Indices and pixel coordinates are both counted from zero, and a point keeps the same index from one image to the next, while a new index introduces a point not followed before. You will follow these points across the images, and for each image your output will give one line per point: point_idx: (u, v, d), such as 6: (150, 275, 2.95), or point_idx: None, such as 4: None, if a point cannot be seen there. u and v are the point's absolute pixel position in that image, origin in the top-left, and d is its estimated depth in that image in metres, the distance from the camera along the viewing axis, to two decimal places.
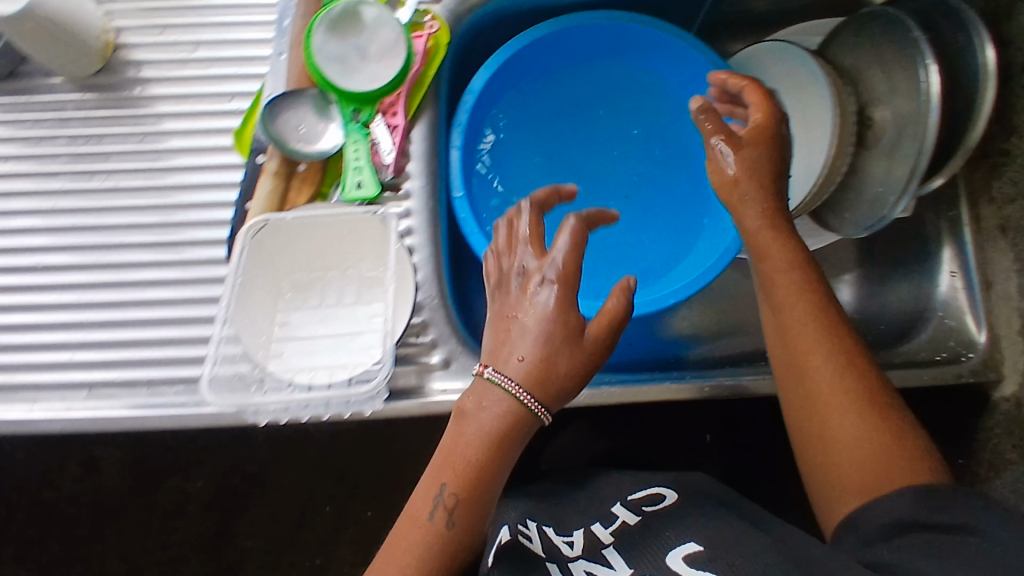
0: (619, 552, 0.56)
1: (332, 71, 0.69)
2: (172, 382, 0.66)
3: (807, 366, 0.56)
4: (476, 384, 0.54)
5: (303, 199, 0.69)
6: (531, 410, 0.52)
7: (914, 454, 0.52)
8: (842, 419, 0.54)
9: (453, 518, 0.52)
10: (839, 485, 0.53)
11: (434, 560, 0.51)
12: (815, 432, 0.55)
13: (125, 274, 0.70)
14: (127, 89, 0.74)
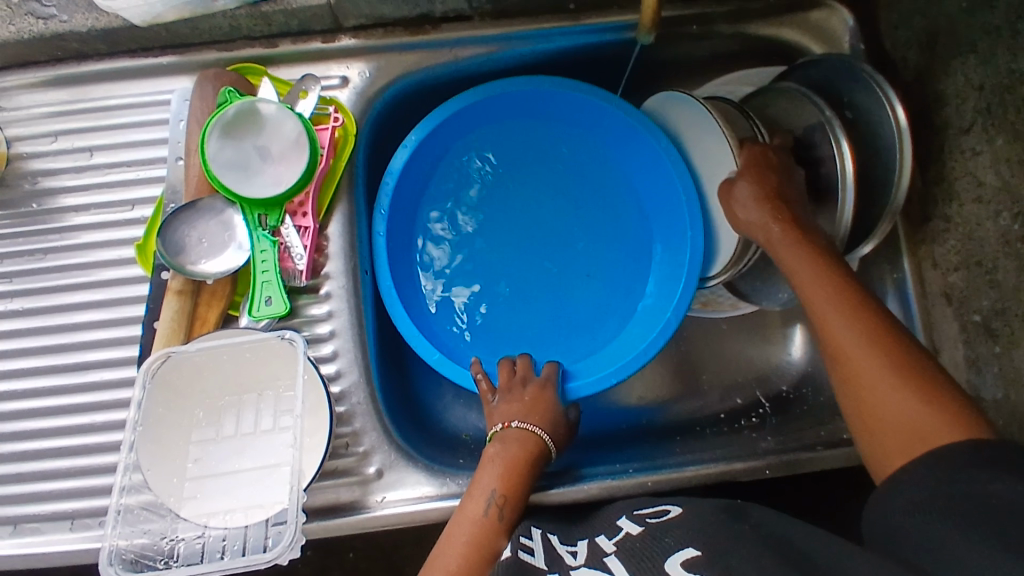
0: (620, 562, 0.52)
1: (230, 177, 0.66)
2: (96, 514, 0.65)
3: (834, 344, 0.55)
4: (504, 499, 0.60)
5: (215, 314, 0.65)
6: (547, 443, 0.65)
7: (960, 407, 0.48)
8: (876, 374, 0.52)
9: (495, 510, 0.59)
10: (890, 451, 0.49)
11: (480, 548, 0.57)
12: (860, 407, 0.52)
13: (41, 401, 0.68)
14: (24, 204, 0.70)
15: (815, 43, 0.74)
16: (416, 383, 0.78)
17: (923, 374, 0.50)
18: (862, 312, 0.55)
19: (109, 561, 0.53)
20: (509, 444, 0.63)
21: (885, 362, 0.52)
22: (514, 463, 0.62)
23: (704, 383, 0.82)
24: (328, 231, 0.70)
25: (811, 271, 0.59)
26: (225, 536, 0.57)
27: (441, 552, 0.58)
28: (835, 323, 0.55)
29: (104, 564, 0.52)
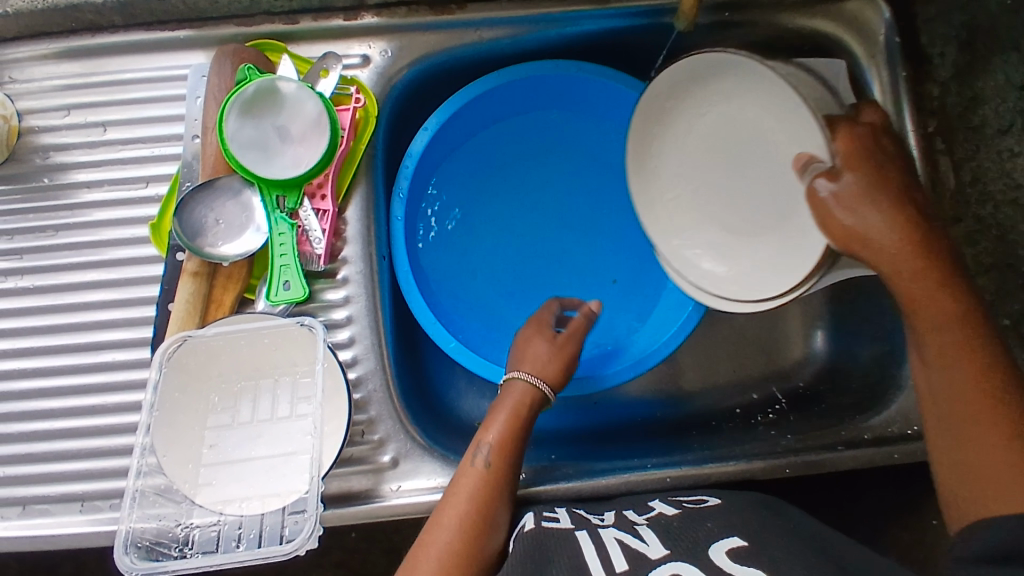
0: (654, 532, 0.51)
1: (248, 156, 0.64)
2: (107, 496, 0.65)
3: (970, 404, 0.49)
4: (495, 445, 0.60)
5: (231, 297, 0.64)
6: (534, 387, 0.64)
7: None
8: (986, 448, 0.48)
9: (487, 460, 0.59)
10: (985, 499, 0.47)
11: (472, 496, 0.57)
12: (960, 461, 0.49)
13: (53, 382, 0.67)
14: (35, 179, 0.69)
15: (851, 34, 0.72)
16: (431, 371, 0.77)
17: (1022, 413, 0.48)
18: (986, 356, 0.50)
19: (123, 549, 0.52)
20: (511, 395, 0.64)
21: (986, 404, 0.49)
22: (515, 417, 0.62)
23: (720, 377, 0.82)
24: (346, 215, 0.69)
25: (933, 307, 0.53)
26: (241, 523, 0.56)
27: (447, 513, 0.56)
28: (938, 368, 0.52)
29: (119, 553, 0.52)
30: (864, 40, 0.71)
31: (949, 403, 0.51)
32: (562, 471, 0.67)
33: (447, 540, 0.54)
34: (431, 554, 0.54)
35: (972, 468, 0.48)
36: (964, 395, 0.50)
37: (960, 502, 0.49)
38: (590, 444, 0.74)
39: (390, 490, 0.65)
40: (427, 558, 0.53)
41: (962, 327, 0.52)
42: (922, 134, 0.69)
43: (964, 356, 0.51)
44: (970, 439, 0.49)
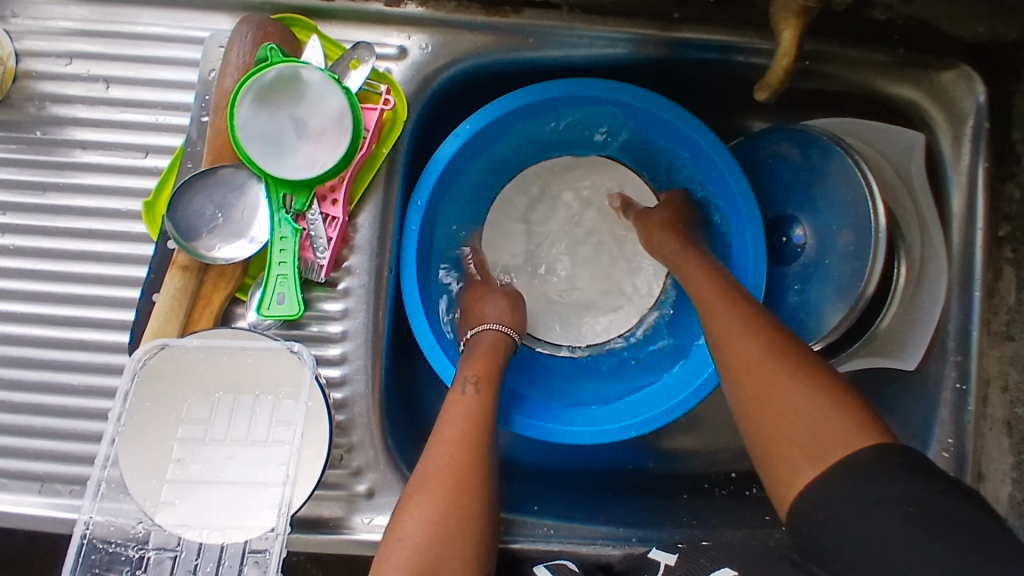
0: None
1: (258, 147, 0.58)
2: (69, 480, 0.61)
3: (727, 359, 0.53)
4: (473, 376, 0.60)
5: (220, 298, 0.59)
6: (497, 331, 0.67)
7: (865, 411, 0.46)
8: (776, 394, 0.48)
9: (478, 389, 0.59)
10: (773, 432, 0.48)
11: (465, 421, 0.56)
12: (758, 419, 0.49)
13: (21, 351, 0.62)
14: (28, 130, 0.64)
15: (935, 105, 0.66)
16: (421, 390, 0.73)
17: (808, 363, 0.50)
18: (763, 341, 0.52)
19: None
20: (478, 346, 0.65)
21: (773, 362, 0.50)
22: (491, 353, 0.64)
23: (721, 440, 0.78)
24: (357, 222, 0.63)
25: (707, 287, 0.60)
26: (199, 553, 0.53)
27: (446, 435, 0.55)
28: (741, 341, 0.53)
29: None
30: (950, 118, 0.66)
31: (728, 364, 0.53)
32: (543, 529, 0.64)
33: (446, 456, 0.54)
34: (438, 471, 0.53)
35: (762, 416, 0.49)
36: (754, 358, 0.51)
37: (771, 458, 0.48)
38: (577, 491, 0.71)
39: (361, 524, 0.62)
40: (431, 477, 0.52)
41: (744, 315, 0.55)
42: (990, 238, 0.64)
43: (726, 336, 0.54)
44: (766, 390, 0.49)
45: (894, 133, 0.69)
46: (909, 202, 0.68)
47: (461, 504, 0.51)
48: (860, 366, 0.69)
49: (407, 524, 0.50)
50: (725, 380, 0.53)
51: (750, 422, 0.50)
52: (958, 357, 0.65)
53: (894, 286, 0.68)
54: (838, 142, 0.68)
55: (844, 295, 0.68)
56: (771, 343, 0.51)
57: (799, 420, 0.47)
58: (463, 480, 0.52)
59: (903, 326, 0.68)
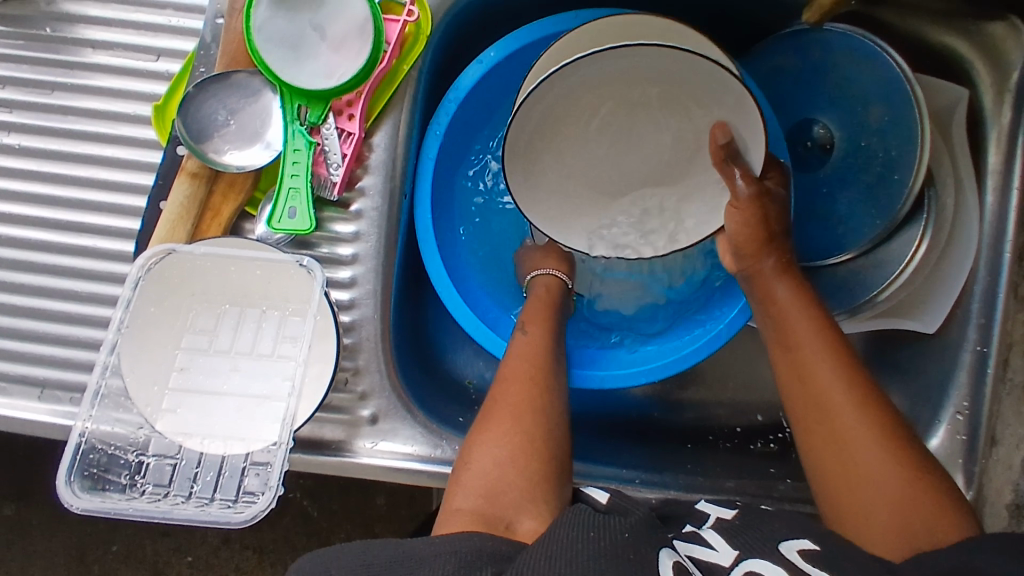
0: (718, 535, 0.47)
1: (274, 53, 0.56)
2: (69, 388, 0.60)
3: (829, 420, 0.52)
4: (534, 323, 0.62)
5: (228, 211, 0.58)
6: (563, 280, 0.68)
7: (947, 494, 0.48)
8: (873, 477, 0.49)
9: (526, 331, 0.61)
10: (860, 496, 0.49)
11: (529, 355, 0.59)
12: (845, 484, 0.50)
13: (23, 254, 0.61)
14: (39, 27, 0.62)
15: (976, 55, 0.63)
16: (430, 325, 0.72)
17: (902, 440, 0.50)
18: (869, 411, 0.51)
19: (66, 479, 0.49)
20: (535, 290, 0.67)
21: (881, 448, 0.50)
22: (547, 299, 0.66)
23: (728, 395, 0.76)
24: (373, 141, 0.61)
25: (809, 336, 0.56)
26: (200, 462, 0.52)
27: (509, 373, 0.57)
28: (840, 407, 0.52)
29: (60, 483, 0.49)
30: (995, 71, 0.62)
31: (822, 439, 0.52)
32: None
33: (513, 393, 0.55)
34: (503, 403, 0.54)
35: (848, 481, 0.50)
36: (860, 453, 0.50)
37: (852, 507, 0.49)
38: (581, 433, 0.70)
39: (363, 448, 0.61)
40: (500, 405, 0.54)
41: (853, 389, 0.52)
42: None
43: (828, 414, 0.52)
44: (868, 489, 0.49)
45: (940, 85, 0.65)
46: (947, 160, 0.65)
47: (526, 430, 0.52)
48: (879, 326, 0.70)
49: (478, 451, 0.51)
50: (813, 439, 0.53)
51: (832, 481, 0.51)
52: (982, 320, 0.63)
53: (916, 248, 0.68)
54: (905, 77, 0.62)
55: (854, 243, 0.68)
56: (868, 423, 0.51)
57: (900, 507, 0.47)
58: (518, 421, 0.52)
59: (922, 288, 0.67)
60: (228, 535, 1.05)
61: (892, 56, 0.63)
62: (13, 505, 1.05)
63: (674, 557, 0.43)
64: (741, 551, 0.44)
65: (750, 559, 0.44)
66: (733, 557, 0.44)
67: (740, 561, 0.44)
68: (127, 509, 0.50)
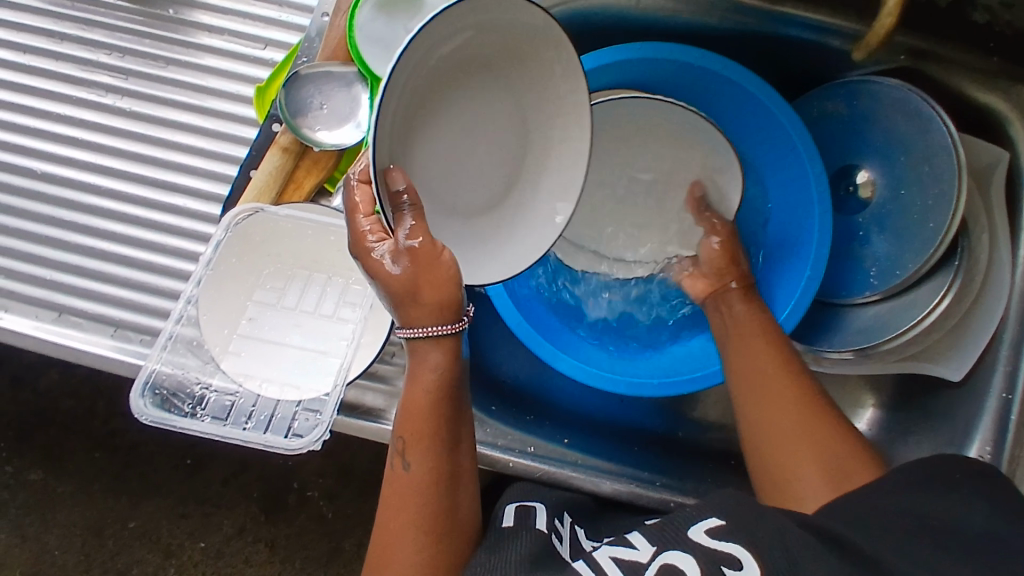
0: (644, 535, 0.46)
1: (372, 50, 0.63)
2: (141, 330, 0.65)
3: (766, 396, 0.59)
4: (404, 442, 0.52)
5: (310, 184, 0.64)
6: (444, 334, 0.51)
7: (863, 450, 0.55)
8: (805, 448, 0.55)
9: (407, 460, 0.52)
10: (793, 469, 0.55)
11: (417, 501, 0.51)
12: (782, 458, 0.56)
13: (117, 206, 0.68)
14: (162, 8, 0.71)
15: (1018, 114, 0.65)
16: (475, 322, 0.75)
17: (826, 412, 0.58)
18: (800, 387, 0.59)
19: (139, 395, 0.54)
20: (417, 375, 0.52)
21: (816, 418, 0.57)
22: (434, 397, 0.51)
23: None
24: None
25: (756, 343, 0.63)
26: (256, 402, 0.57)
27: (393, 515, 0.52)
28: (774, 386, 0.59)
29: (133, 399, 0.53)
30: None
31: (762, 419, 0.59)
32: (571, 459, 0.66)
33: (406, 544, 0.51)
34: (394, 554, 0.51)
35: (786, 451, 0.56)
36: (794, 422, 0.57)
37: (787, 477, 0.55)
38: (607, 439, 0.72)
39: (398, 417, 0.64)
40: (393, 561, 0.51)
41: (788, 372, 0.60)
42: None
43: (769, 391, 0.59)
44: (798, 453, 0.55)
45: (978, 143, 0.67)
46: (984, 213, 0.67)
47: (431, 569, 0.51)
48: (905, 368, 0.71)
49: None
50: (754, 418, 0.59)
51: (773, 453, 0.57)
52: (1009, 365, 0.65)
53: (945, 295, 0.68)
54: (953, 144, 0.65)
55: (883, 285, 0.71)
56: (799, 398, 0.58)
57: (823, 457, 0.54)
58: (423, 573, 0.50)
59: (952, 335, 0.68)
60: (243, 526, 1.10)
61: (943, 120, 0.65)
62: (43, 469, 1.11)
63: None
64: (660, 545, 0.43)
65: (667, 551, 0.42)
66: (650, 553, 0.43)
67: (658, 555, 0.43)
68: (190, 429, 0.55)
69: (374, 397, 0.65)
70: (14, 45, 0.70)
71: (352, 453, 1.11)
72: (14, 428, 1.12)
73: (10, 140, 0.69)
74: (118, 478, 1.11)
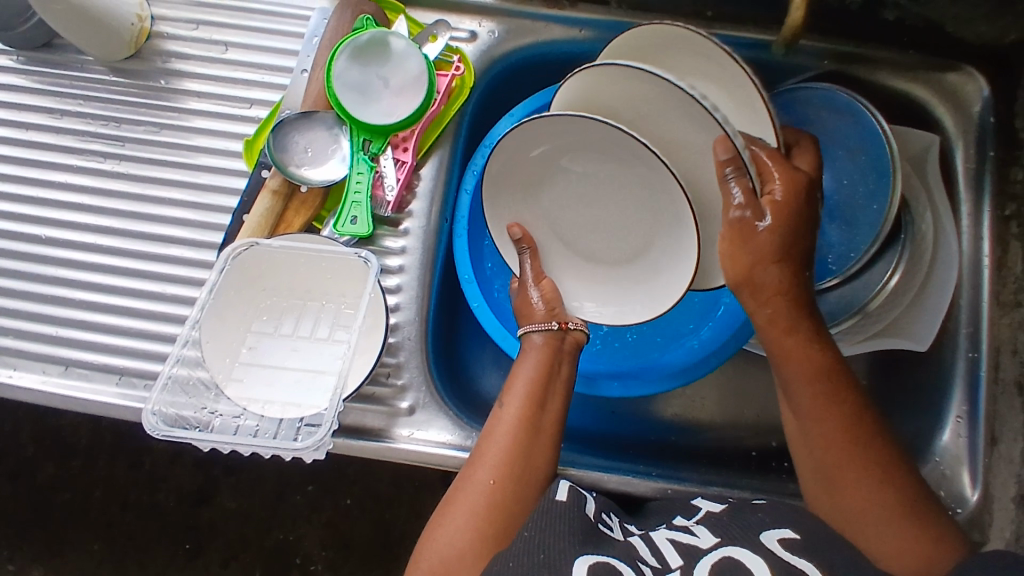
0: (705, 527, 0.57)
1: (348, 97, 0.69)
2: (144, 376, 0.68)
3: (832, 448, 0.59)
4: (503, 424, 0.62)
5: (299, 221, 0.68)
6: (552, 333, 0.67)
7: (930, 530, 0.56)
8: (866, 509, 0.57)
9: (505, 404, 0.64)
10: (854, 520, 0.57)
11: (505, 475, 0.60)
12: (838, 506, 0.58)
13: (116, 261, 0.72)
14: (153, 79, 0.76)
15: (942, 101, 0.73)
16: (459, 347, 0.78)
17: (896, 481, 0.58)
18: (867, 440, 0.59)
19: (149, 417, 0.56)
20: (528, 354, 0.66)
21: (882, 486, 0.57)
22: (537, 379, 0.65)
23: (746, 417, 0.80)
24: (421, 172, 0.72)
25: (827, 389, 0.60)
26: (259, 423, 0.59)
27: (476, 478, 0.60)
28: (844, 438, 0.59)
29: (144, 419, 0.56)
30: (959, 114, 0.72)
31: (822, 466, 0.59)
32: (567, 461, 0.69)
33: (481, 500, 0.59)
34: (468, 514, 0.59)
35: (846, 500, 0.58)
36: (860, 482, 0.57)
37: (844, 519, 0.58)
38: (599, 447, 0.75)
39: (399, 434, 0.67)
40: (465, 514, 0.59)
41: (857, 429, 0.59)
42: (997, 217, 0.70)
43: (837, 442, 0.59)
44: (859, 510, 0.57)
45: (911, 131, 0.74)
46: (922, 192, 0.73)
47: (489, 535, 0.58)
48: (876, 346, 0.74)
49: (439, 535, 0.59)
50: (814, 457, 0.60)
51: (828, 493, 0.59)
52: (970, 329, 0.70)
53: (892, 273, 0.73)
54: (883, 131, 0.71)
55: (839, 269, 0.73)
56: (869, 461, 0.58)
57: (886, 524, 0.56)
58: (489, 527, 0.58)
59: (910, 307, 0.73)
60: None
61: (875, 115, 0.71)
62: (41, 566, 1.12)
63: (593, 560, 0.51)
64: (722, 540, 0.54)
65: (729, 547, 0.53)
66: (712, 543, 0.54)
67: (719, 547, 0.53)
68: (200, 443, 0.56)
69: (376, 417, 0.67)
70: (13, 123, 0.76)
71: (351, 522, 1.12)
72: (13, 516, 1.14)
73: (14, 211, 0.73)
74: (120, 558, 1.12)
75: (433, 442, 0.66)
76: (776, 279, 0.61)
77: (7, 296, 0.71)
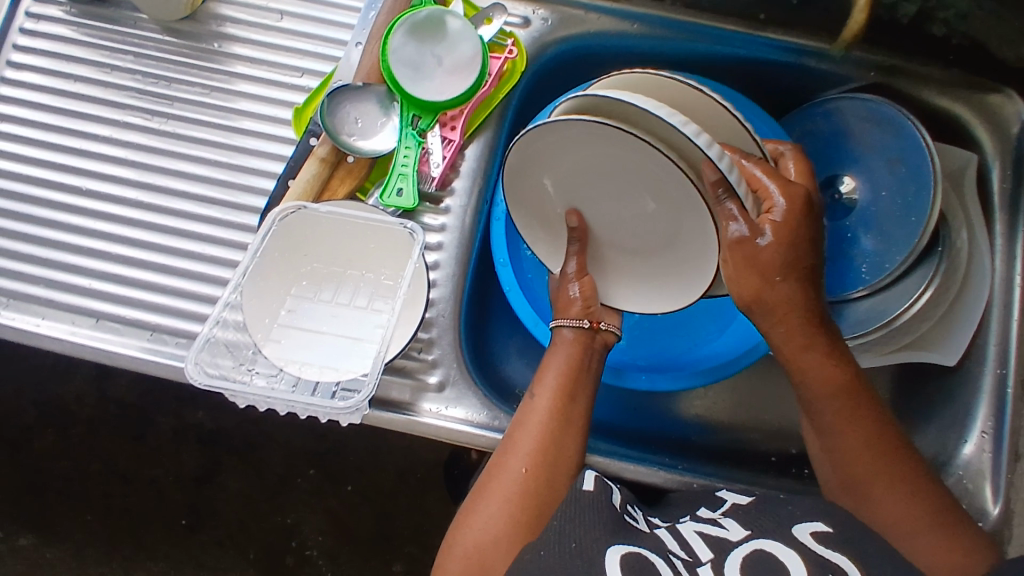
0: (733, 519, 0.57)
1: (402, 72, 0.70)
2: (176, 334, 0.68)
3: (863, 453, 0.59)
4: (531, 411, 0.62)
5: (343, 191, 0.69)
6: (586, 329, 0.66)
7: (963, 533, 0.56)
8: (896, 511, 0.57)
9: (535, 394, 0.64)
10: (885, 521, 0.57)
11: (535, 459, 0.60)
12: (868, 509, 0.58)
13: (154, 219, 0.72)
14: (206, 42, 0.77)
15: (980, 121, 0.73)
16: (488, 330, 0.78)
17: (926, 487, 0.58)
18: (894, 448, 0.59)
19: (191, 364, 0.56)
20: (560, 346, 0.66)
21: (912, 490, 0.58)
22: (569, 367, 0.65)
23: (766, 421, 0.81)
24: (466, 152, 0.72)
25: (855, 399, 0.60)
26: (297, 383, 0.59)
27: (508, 463, 0.60)
28: (873, 446, 0.59)
29: (187, 365, 0.56)
30: (997, 134, 0.73)
31: (849, 470, 0.59)
32: (593, 448, 0.69)
33: (514, 485, 0.59)
34: (501, 499, 0.59)
35: (877, 505, 0.58)
36: (889, 487, 0.58)
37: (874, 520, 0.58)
38: (622, 438, 0.75)
39: (426, 409, 0.67)
40: (500, 496, 0.59)
41: (885, 436, 0.60)
42: None
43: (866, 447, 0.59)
44: (890, 512, 0.57)
45: (950, 149, 0.75)
46: (959, 207, 0.74)
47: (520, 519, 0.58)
48: (902, 358, 0.75)
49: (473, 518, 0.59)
50: (842, 461, 0.60)
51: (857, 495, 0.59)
52: (999, 346, 0.70)
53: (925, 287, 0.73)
54: (926, 144, 0.71)
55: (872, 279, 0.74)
56: (898, 467, 0.59)
57: (915, 526, 0.56)
58: (522, 513, 0.58)
59: (943, 320, 0.73)
60: None
61: (918, 127, 0.71)
62: (35, 532, 1.10)
63: (627, 551, 0.52)
64: (752, 531, 0.54)
65: (760, 539, 0.53)
66: (743, 534, 0.54)
67: (751, 539, 0.53)
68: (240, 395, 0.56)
69: (405, 391, 0.67)
70: (61, 74, 0.76)
71: (353, 510, 1.11)
72: (12, 476, 1.12)
73: (55, 161, 0.73)
74: (117, 527, 1.11)
75: (461, 418, 0.66)
76: (786, 295, 0.58)
77: (43, 245, 0.71)
